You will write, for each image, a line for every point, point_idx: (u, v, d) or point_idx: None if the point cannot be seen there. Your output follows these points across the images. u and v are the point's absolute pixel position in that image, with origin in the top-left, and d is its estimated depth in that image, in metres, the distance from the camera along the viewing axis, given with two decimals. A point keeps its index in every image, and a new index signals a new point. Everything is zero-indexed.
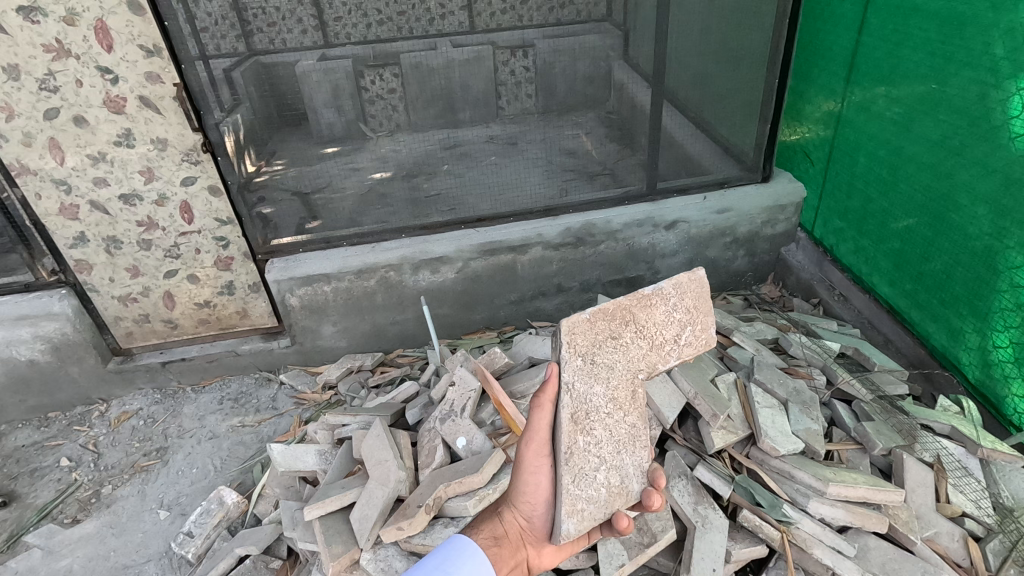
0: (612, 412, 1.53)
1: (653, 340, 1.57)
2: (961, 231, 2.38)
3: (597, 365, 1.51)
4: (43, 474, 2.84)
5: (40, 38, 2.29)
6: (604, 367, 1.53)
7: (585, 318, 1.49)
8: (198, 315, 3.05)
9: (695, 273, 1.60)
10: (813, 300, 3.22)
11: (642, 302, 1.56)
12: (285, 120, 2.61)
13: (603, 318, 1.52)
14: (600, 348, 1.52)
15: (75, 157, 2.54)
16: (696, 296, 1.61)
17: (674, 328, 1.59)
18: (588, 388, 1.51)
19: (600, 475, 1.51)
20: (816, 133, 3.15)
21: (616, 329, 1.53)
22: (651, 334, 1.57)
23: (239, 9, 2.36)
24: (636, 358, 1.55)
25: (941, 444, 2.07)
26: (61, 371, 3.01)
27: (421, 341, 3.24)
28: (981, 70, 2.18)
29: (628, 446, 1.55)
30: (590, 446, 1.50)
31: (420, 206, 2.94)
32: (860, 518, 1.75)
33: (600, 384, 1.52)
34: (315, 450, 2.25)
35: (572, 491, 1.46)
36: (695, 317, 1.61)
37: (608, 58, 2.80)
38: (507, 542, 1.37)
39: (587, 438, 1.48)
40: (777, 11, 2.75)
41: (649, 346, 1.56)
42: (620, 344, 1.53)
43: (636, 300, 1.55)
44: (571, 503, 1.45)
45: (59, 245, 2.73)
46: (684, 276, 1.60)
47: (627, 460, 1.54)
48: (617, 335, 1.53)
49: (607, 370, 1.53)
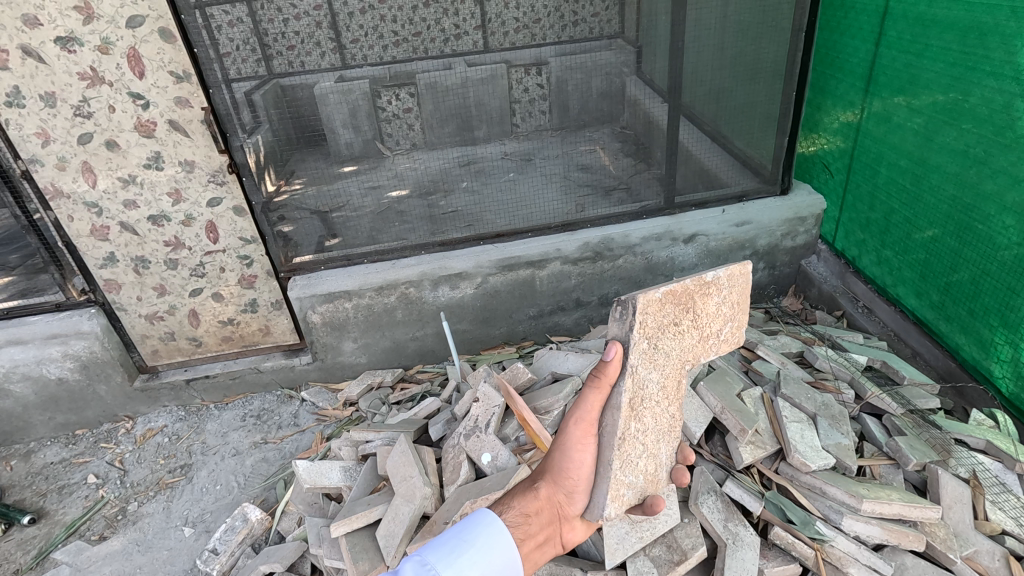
0: (661, 402, 1.62)
1: (703, 332, 1.64)
2: (989, 241, 2.35)
3: (657, 350, 1.56)
4: (72, 491, 2.88)
5: (76, 66, 2.37)
6: (663, 354, 1.59)
7: (656, 298, 1.52)
8: (221, 332, 3.09)
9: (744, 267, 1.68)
10: (836, 312, 3.15)
11: (701, 292, 1.61)
12: (306, 140, 2.66)
13: (670, 301, 1.56)
14: (662, 333, 1.56)
15: (106, 180, 2.61)
16: (739, 291, 1.69)
17: (720, 321, 1.67)
18: (646, 373, 1.56)
19: (641, 462, 1.59)
20: (834, 144, 3.14)
21: (678, 316, 1.58)
22: (701, 324, 1.63)
23: (261, 35, 2.44)
24: (687, 347, 1.62)
25: (976, 460, 2.02)
26: (89, 389, 3.07)
27: (440, 357, 3.24)
28: (1004, 79, 2.16)
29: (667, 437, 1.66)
30: (639, 432, 1.57)
31: (438, 222, 2.96)
32: (896, 536, 1.72)
33: (657, 370, 1.58)
34: (340, 466, 2.26)
35: (618, 475, 1.51)
36: (736, 314, 1.69)
37: (621, 74, 2.88)
38: (541, 521, 1.33)
39: (638, 423, 1.55)
40: (794, 25, 2.75)
41: (700, 337, 1.63)
42: (677, 332, 1.59)
43: (698, 288, 1.60)
44: (615, 487, 1.50)
45: (89, 265, 2.80)
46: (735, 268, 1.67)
47: (663, 450, 1.65)
48: (677, 323, 1.58)
49: (664, 357, 1.58)
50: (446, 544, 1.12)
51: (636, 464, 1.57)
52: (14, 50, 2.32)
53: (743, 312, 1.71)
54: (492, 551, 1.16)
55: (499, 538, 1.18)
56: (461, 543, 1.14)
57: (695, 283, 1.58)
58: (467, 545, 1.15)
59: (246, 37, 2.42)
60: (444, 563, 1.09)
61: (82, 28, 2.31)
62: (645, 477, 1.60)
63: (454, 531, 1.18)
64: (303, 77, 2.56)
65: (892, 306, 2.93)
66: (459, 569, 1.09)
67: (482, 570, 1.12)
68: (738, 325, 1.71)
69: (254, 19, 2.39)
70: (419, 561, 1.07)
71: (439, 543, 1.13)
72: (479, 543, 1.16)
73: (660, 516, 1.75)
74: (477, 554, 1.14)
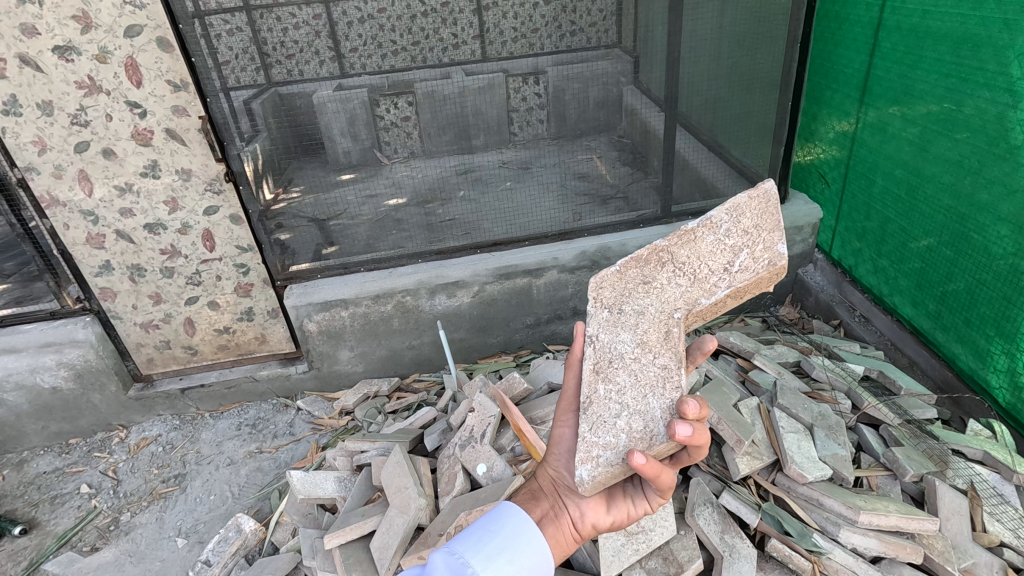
0: (638, 356, 1.53)
1: (696, 275, 1.58)
2: (984, 251, 2.35)
3: (626, 313, 1.60)
4: (64, 501, 2.86)
5: (73, 75, 2.38)
6: (635, 315, 1.59)
7: (614, 271, 1.66)
8: (218, 341, 3.08)
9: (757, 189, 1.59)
10: (833, 321, 3.13)
11: (685, 240, 1.63)
12: (304, 149, 2.67)
13: (635, 267, 1.65)
14: (630, 296, 1.62)
15: (103, 188, 2.61)
16: (757, 215, 1.58)
17: (724, 257, 1.57)
18: (613, 337, 1.58)
19: (620, 421, 1.44)
20: (830, 154, 3.15)
21: (651, 274, 1.63)
22: (691, 270, 1.59)
23: (261, 42, 2.43)
24: (672, 298, 1.57)
25: (974, 470, 2.01)
26: (83, 398, 3.05)
27: (437, 366, 3.23)
28: (997, 91, 2.18)
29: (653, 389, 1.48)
30: (611, 394, 1.50)
31: (436, 231, 2.97)
32: (893, 548, 1.70)
33: (628, 330, 1.57)
34: (334, 476, 2.24)
35: (587, 436, 1.41)
36: (754, 239, 1.57)
37: (619, 83, 2.87)
38: (545, 496, 1.33)
39: (607, 385, 1.51)
40: (789, 35, 2.77)
41: (690, 282, 1.58)
42: (650, 288, 1.61)
43: (680, 240, 1.63)
44: (585, 449, 1.39)
45: (84, 274, 2.80)
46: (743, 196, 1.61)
47: (654, 403, 1.45)
48: (651, 279, 1.62)
49: (636, 315, 1.58)
50: (473, 535, 1.17)
51: (613, 424, 1.44)
52: (11, 59, 2.32)
53: (769, 234, 1.56)
54: (519, 539, 1.18)
55: (525, 525, 1.21)
56: (487, 533, 1.18)
57: (668, 238, 1.65)
58: (493, 534, 1.18)
59: (246, 45, 2.43)
60: (471, 550, 1.13)
61: (80, 37, 2.32)
62: (631, 437, 1.40)
63: (483, 523, 1.23)
64: (302, 85, 2.58)
65: (889, 316, 2.93)
66: (487, 556, 1.13)
67: (511, 557, 1.14)
68: (760, 251, 1.54)
69: (252, 28, 2.36)
70: (447, 553, 1.13)
71: (467, 534, 1.18)
72: (505, 531, 1.19)
73: (655, 528, 1.74)
74: (503, 541, 1.17)
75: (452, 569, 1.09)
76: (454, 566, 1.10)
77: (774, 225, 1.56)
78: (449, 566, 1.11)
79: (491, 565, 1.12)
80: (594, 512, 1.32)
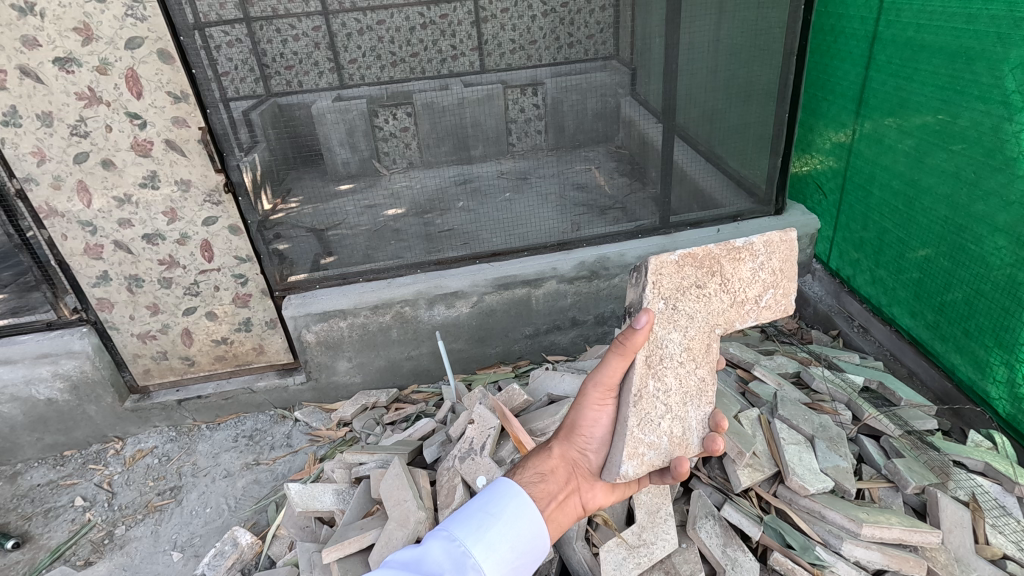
0: (685, 362, 1.60)
1: (735, 297, 1.63)
2: (982, 262, 2.36)
3: (678, 311, 1.59)
4: (58, 514, 2.82)
5: (74, 86, 2.38)
6: (686, 317, 1.59)
7: (672, 260, 1.57)
8: (215, 351, 3.07)
9: (789, 235, 1.64)
10: (832, 331, 3.15)
11: (730, 255, 1.61)
12: (301, 160, 2.67)
13: (690, 264, 1.60)
14: (682, 295, 1.58)
15: (102, 199, 2.61)
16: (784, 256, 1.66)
17: (756, 288, 1.64)
18: (665, 334, 1.58)
19: (665, 422, 1.56)
20: (827, 165, 3.17)
21: (702, 280, 1.60)
22: (733, 290, 1.62)
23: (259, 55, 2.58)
24: (716, 311, 1.61)
25: (975, 482, 2.00)
26: (79, 409, 3.03)
27: (435, 376, 3.22)
28: (992, 103, 2.20)
29: (694, 399, 1.61)
30: (659, 392, 1.57)
31: (434, 241, 2.97)
32: (896, 561, 1.69)
33: (678, 331, 1.59)
34: (332, 489, 2.21)
35: (635, 432, 1.51)
36: (778, 280, 1.66)
37: (616, 94, 2.98)
38: (557, 480, 1.35)
39: (658, 383, 1.56)
40: (784, 49, 2.81)
41: (731, 302, 1.62)
42: (701, 294, 1.59)
43: (726, 253, 1.61)
44: (633, 444, 1.49)
45: (82, 284, 2.79)
46: (780, 236, 1.64)
47: (692, 411, 1.60)
48: (701, 286, 1.60)
49: (687, 318, 1.59)
50: (473, 518, 1.14)
51: (659, 424, 1.55)
52: (12, 70, 2.33)
53: (789, 282, 1.67)
54: (520, 521, 1.16)
55: (525, 510, 1.18)
56: (488, 517, 1.15)
57: (722, 249, 1.60)
58: (493, 518, 1.15)
59: (246, 57, 2.55)
60: (472, 537, 1.10)
61: (80, 49, 2.32)
62: (673, 440, 1.56)
63: (480, 503, 1.19)
64: (299, 96, 2.66)
65: (887, 326, 2.93)
66: (489, 545, 1.10)
67: (511, 542, 1.13)
68: (782, 295, 1.66)
69: (253, 40, 2.52)
70: (446, 539, 1.09)
71: (465, 517, 1.14)
72: (506, 515, 1.16)
73: (657, 542, 1.72)
74: (503, 526, 1.14)
75: (454, 560, 1.06)
76: (457, 556, 1.07)
77: (794, 274, 1.67)
78: (448, 553, 1.07)
79: (493, 554, 1.09)
80: (602, 497, 1.47)
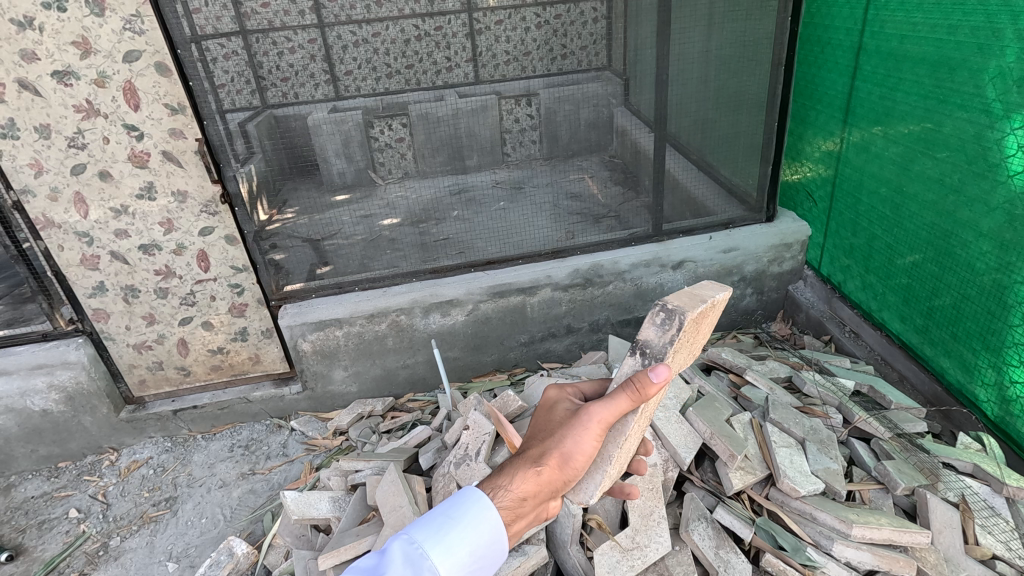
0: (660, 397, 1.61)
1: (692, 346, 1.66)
2: (969, 266, 2.40)
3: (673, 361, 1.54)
4: (52, 526, 2.80)
5: (72, 99, 2.41)
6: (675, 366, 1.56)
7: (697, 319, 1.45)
8: (211, 361, 3.07)
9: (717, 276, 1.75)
10: (824, 337, 3.18)
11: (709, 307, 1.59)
12: (297, 170, 2.71)
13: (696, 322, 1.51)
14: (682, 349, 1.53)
15: (98, 210, 2.63)
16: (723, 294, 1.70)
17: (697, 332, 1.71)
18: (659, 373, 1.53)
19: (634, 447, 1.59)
20: (816, 173, 3.23)
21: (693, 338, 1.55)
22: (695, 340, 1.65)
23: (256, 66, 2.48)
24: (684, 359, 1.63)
25: (965, 483, 2.01)
26: (74, 421, 3.02)
27: (432, 384, 3.24)
28: (974, 111, 2.25)
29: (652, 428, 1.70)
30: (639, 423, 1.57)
31: (430, 250, 3.00)
32: (887, 561, 1.69)
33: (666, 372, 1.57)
34: (328, 497, 2.22)
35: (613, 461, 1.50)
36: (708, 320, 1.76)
37: (609, 105, 3.01)
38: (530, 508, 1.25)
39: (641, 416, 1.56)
40: (772, 60, 2.87)
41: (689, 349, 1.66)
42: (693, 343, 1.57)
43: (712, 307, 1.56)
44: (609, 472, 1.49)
45: (78, 295, 2.79)
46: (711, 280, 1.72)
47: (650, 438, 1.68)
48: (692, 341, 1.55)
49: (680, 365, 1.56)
50: (434, 522, 1.14)
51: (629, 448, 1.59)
52: (10, 84, 2.35)
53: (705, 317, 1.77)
54: (480, 522, 1.16)
55: (487, 514, 1.17)
56: (448, 521, 1.14)
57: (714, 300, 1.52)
58: (453, 521, 1.14)
59: (241, 69, 2.46)
60: (430, 540, 1.11)
61: (79, 62, 2.35)
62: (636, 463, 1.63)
63: (444, 506, 1.19)
64: (295, 108, 2.66)
65: (878, 331, 2.97)
66: (444, 542, 1.11)
67: (470, 546, 1.13)
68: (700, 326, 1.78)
69: (249, 52, 2.48)
70: (406, 540, 1.11)
71: (427, 520, 1.15)
72: (467, 520, 1.15)
73: (650, 544, 1.74)
74: (463, 530, 1.14)
75: (411, 561, 1.08)
76: (414, 558, 1.08)
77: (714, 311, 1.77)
78: (407, 555, 1.09)
79: (450, 556, 1.10)
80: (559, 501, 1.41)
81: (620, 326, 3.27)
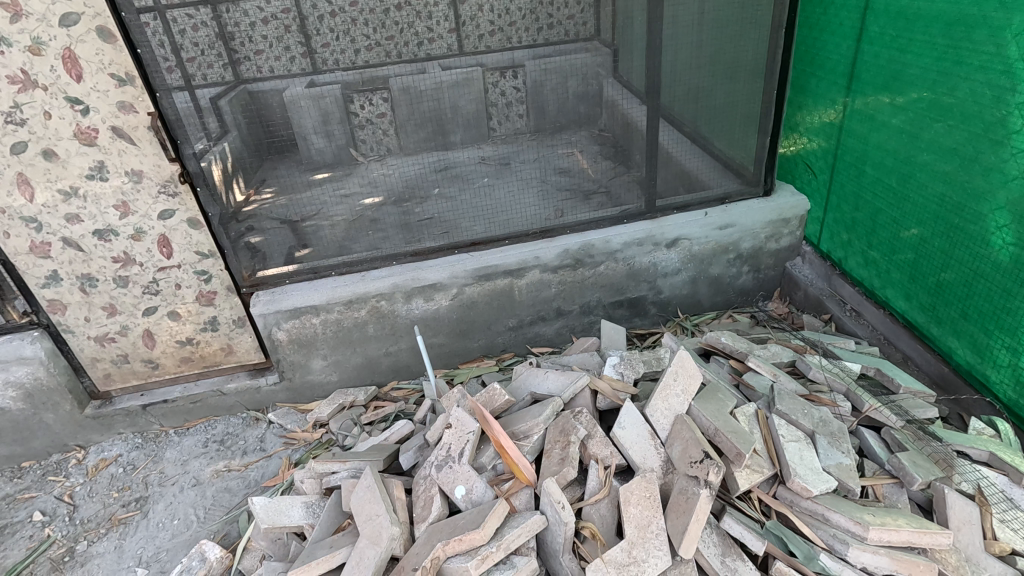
0: None
1: None
2: (982, 241, 2.27)
3: None
4: (14, 531, 2.64)
5: (5, 69, 2.17)
6: None
7: None
8: (180, 353, 2.90)
9: None
10: (824, 316, 3.06)
11: None
12: (273, 146, 2.50)
13: None
14: None
15: (45, 193, 2.41)
16: None
17: None
18: None
19: None
20: (816, 144, 3.06)
21: None
22: None
23: (227, 37, 2.28)
24: None
25: (980, 473, 1.92)
26: (35, 418, 2.84)
27: (416, 372, 3.08)
28: (993, 73, 2.09)
29: None
30: None
31: (413, 230, 2.82)
32: (906, 566, 1.59)
33: None
34: (300, 502, 2.08)
35: None
36: None
37: (598, 77, 2.73)
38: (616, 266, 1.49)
39: None
40: (772, 22, 2.67)
41: None
42: None
43: None
44: None
45: (30, 285, 2.59)
46: None
47: None
48: None
49: None
50: None
51: None
52: None
53: None
54: None
55: None
56: None
57: None
58: None
59: (212, 41, 2.26)
60: None
61: (9, 27, 2.12)
62: None
63: None
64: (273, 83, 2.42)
65: (881, 310, 2.85)
66: None
67: None
68: None
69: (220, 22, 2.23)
70: None
71: None
72: None
73: (649, 559, 1.63)
74: None
75: None
76: None
77: None
78: None
79: None
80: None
81: (612, 308, 3.13)
